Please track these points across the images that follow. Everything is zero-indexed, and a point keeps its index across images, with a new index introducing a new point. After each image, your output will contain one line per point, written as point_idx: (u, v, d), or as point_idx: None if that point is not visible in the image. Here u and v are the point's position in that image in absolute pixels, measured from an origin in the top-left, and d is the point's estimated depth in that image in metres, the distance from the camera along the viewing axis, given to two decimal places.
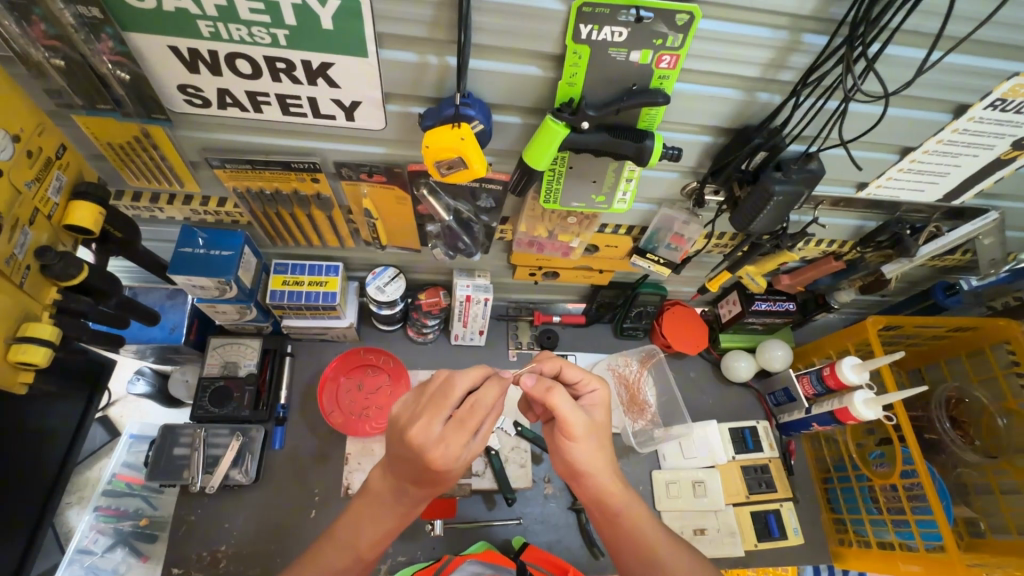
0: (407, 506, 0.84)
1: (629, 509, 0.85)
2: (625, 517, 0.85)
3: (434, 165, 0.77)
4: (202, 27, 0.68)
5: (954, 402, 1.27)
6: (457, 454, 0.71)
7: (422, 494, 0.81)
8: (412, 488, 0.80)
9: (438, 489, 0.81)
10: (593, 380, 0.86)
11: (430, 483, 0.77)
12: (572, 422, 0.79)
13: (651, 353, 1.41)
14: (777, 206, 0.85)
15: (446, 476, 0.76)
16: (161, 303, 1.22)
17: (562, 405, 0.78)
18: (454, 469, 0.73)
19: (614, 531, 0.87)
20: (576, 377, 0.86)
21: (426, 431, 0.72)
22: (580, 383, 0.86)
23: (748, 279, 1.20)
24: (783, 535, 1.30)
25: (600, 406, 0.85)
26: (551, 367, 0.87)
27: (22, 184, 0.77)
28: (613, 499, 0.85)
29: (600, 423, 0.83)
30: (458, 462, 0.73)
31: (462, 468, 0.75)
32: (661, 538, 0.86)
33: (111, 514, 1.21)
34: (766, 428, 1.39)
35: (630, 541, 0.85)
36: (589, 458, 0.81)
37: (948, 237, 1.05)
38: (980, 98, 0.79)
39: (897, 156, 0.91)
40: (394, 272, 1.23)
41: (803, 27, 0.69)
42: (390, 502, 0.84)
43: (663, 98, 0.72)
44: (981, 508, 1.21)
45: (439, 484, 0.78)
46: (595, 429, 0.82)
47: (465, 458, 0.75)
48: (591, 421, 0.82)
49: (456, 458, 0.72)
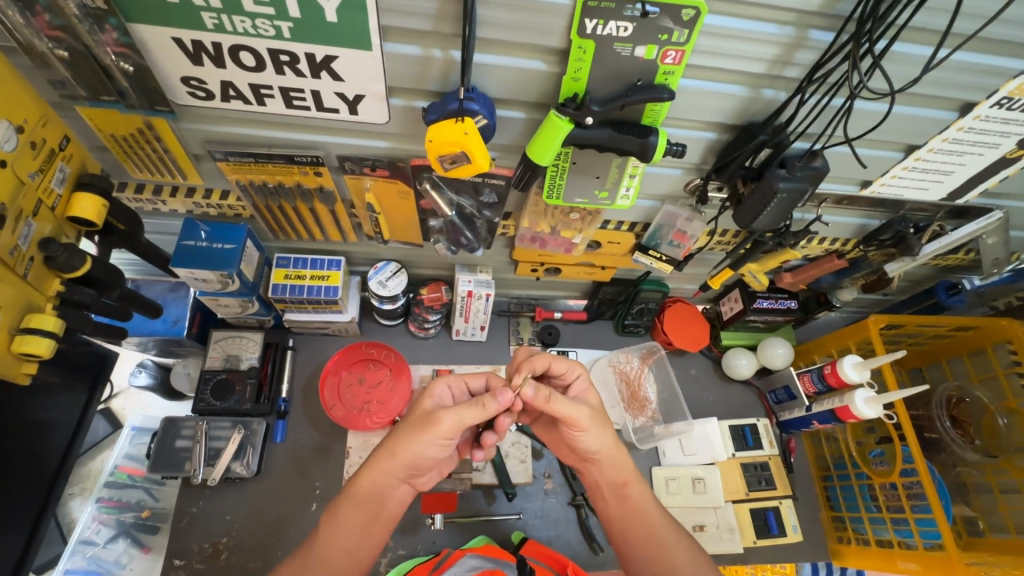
0: (356, 479, 0.86)
1: (638, 486, 0.89)
2: (632, 493, 0.89)
3: (436, 159, 0.77)
4: (206, 19, 0.67)
5: (955, 401, 1.27)
6: (436, 385, 0.87)
7: (375, 452, 0.87)
8: (376, 447, 0.89)
9: (388, 444, 0.85)
10: (576, 367, 0.88)
11: (391, 429, 0.88)
12: (577, 418, 0.82)
13: (652, 351, 1.40)
14: (781, 202, 0.85)
15: (411, 417, 0.85)
16: (163, 296, 1.22)
17: (563, 406, 0.81)
18: (422, 400, 0.85)
19: (626, 518, 0.89)
20: (562, 370, 0.87)
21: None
22: (566, 374, 0.88)
23: (750, 278, 1.20)
24: (782, 533, 1.30)
25: (589, 390, 0.89)
26: (540, 364, 0.86)
27: (25, 175, 0.76)
28: (622, 473, 0.88)
29: (597, 407, 0.87)
30: (430, 395, 0.86)
31: (422, 409, 0.84)
32: (664, 526, 0.87)
33: (112, 505, 1.22)
34: (766, 427, 1.39)
35: (638, 519, 0.88)
36: (600, 443, 0.86)
37: (953, 236, 1.04)
38: (986, 97, 0.79)
39: (901, 154, 0.91)
40: (396, 267, 1.23)
41: (810, 23, 0.69)
42: (348, 490, 0.86)
43: (668, 93, 0.71)
44: (979, 507, 1.22)
45: (395, 432, 0.86)
46: (598, 415, 0.86)
47: (434, 400, 0.85)
48: (593, 410, 0.85)
49: (434, 388, 0.87)
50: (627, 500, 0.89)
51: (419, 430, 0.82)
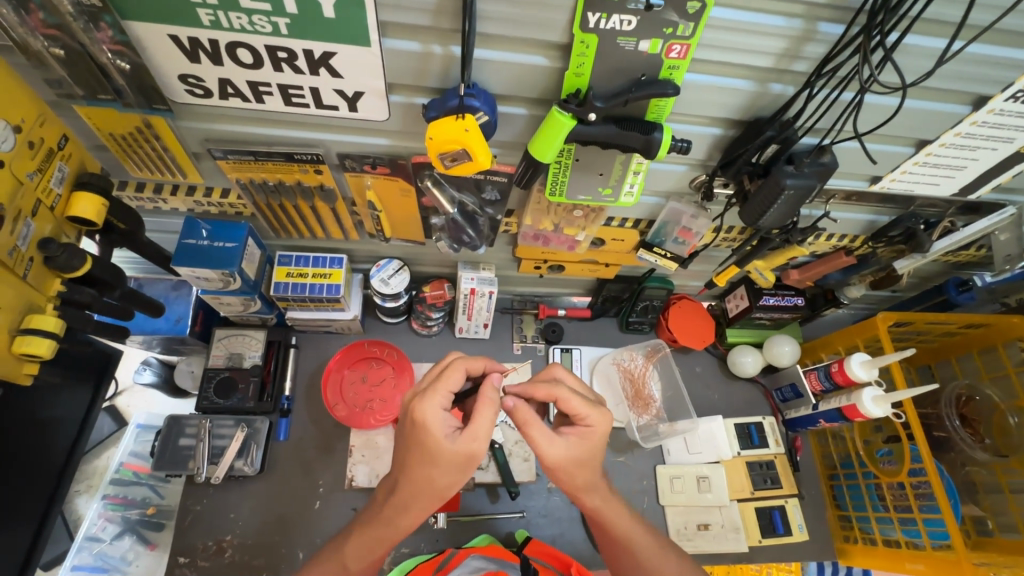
0: (392, 523, 0.80)
1: (614, 522, 0.85)
2: (610, 529, 0.86)
3: (437, 157, 0.75)
4: (203, 15, 0.66)
5: (964, 399, 1.26)
6: (433, 410, 0.73)
7: (407, 495, 0.77)
8: (399, 485, 0.78)
9: (426, 483, 0.75)
10: (593, 412, 0.78)
11: (412, 469, 0.75)
12: (547, 455, 0.77)
13: (657, 348, 1.37)
14: (789, 200, 0.84)
15: (428, 457, 0.73)
16: (166, 295, 1.21)
17: (538, 438, 0.76)
18: (432, 438, 0.72)
19: (607, 542, 0.88)
20: (574, 409, 0.79)
21: (414, 393, 0.79)
22: (578, 415, 0.79)
23: (757, 274, 1.18)
24: (788, 532, 1.29)
25: (590, 442, 0.78)
26: (543, 396, 0.80)
27: (23, 175, 0.76)
28: (598, 513, 0.84)
29: (583, 460, 0.78)
30: (436, 429, 0.72)
31: (445, 450, 0.72)
32: (645, 543, 0.86)
33: (118, 502, 1.22)
34: (773, 424, 1.37)
35: (619, 546, 0.86)
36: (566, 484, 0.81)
37: (965, 231, 1.03)
38: (1002, 89, 0.76)
39: (913, 149, 0.89)
40: (399, 264, 1.22)
41: (819, 15, 0.67)
42: (381, 530, 0.81)
43: (672, 89, 0.70)
44: (989, 507, 1.20)
45: (423, 473, 0.74)
46: (576, 462, 0.78)
47: (448, 432, 0.73)
48: (571, 457, 0.77)
49: (433, 418, 0.72)
50: (608, 532, 0.86)
51: (457, 467, 0.74)
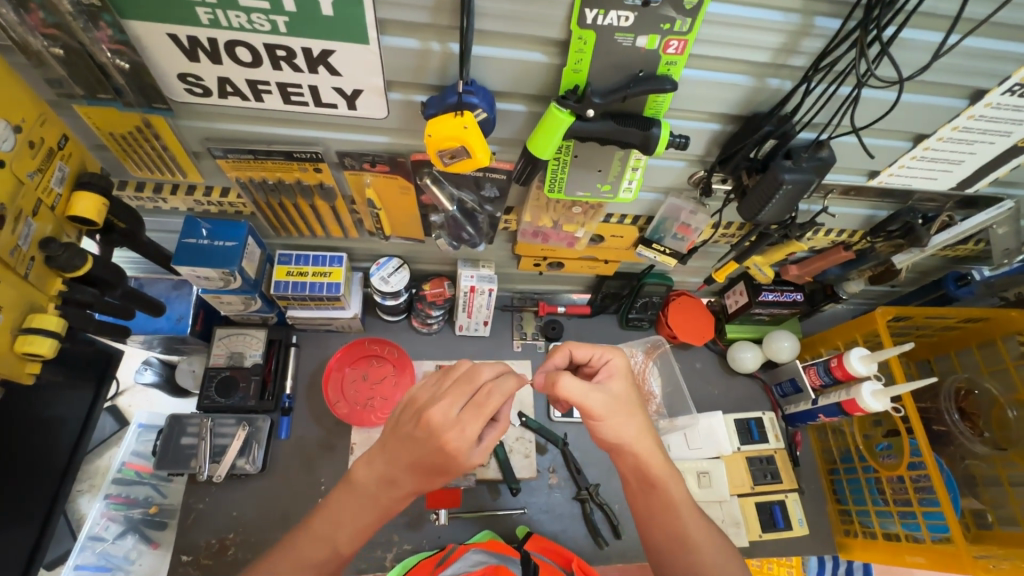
0: (391, 505, 0.80)
1: (669, 487, 0.84)
2: (664, 494, 0.85)
3: (436, 155, 0.76)
4: (202, 14, 0.66)
5: (963, 393, 1.26)
6: (466, 442, 0.72)
7: (412, 486, 0.77)
8: (403, 481, 0.77)
9: (428, 489, 0.78)
10: (604, 352, 0.87)
11: (421, 478, 0.76)
12: (589, 406, 0.80)
13: (657, 344, 1.39)
14: (787, 194, 0.84)
15: (442, 471, 0.74)
16: (167, 295, 1.22)
17: (572, 390, 0.80)
18: (457, 463, 0.73)
19: (654, 515, 0.86)
20: (586, 355, 0.88)
21: (445, 414, 0.73)
22: (594, 359, 0.87)
23: (757, 270, 1.21)
24: (788, 526, 1.30)
25: (618, 375, 0.85)
26: (561, 359, 0.89)
27: (24, 174, 0.76)
28: (655, 472, 0.84)
29: (621, 397, 0.82)
30: (463, 458, 0.73)
31: (461, 470, 0.74)
32: (695, 520, 0.85)
33: (121, 501, 1.23)
34: (772, 419, 1.38)
35: (667, 518, 0.85)
36: (620, 436, 0.82)
37: (962, 225, 1.04)
38: (998, 83, 0.77)
39: (910, 143, 0.90)
40: (398, 263, 1.22)
41: (816, 10, 0.67)
42: (382, 506, 0.80)
43: (670, 85, 0.71)
44: (989, 500, 1.20)
45: (426, 480, 0.76)
46: (617, 404, 0.82)
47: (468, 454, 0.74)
48: (612, 397, 0.82)
49: (466, 450, 0.72)
50: (657, 500, 0.85)
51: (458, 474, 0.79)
